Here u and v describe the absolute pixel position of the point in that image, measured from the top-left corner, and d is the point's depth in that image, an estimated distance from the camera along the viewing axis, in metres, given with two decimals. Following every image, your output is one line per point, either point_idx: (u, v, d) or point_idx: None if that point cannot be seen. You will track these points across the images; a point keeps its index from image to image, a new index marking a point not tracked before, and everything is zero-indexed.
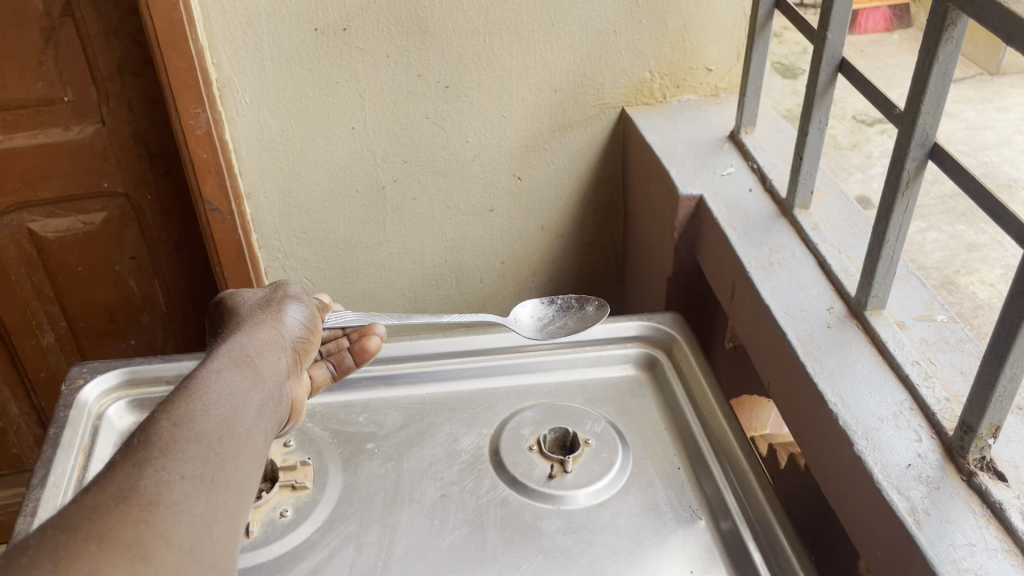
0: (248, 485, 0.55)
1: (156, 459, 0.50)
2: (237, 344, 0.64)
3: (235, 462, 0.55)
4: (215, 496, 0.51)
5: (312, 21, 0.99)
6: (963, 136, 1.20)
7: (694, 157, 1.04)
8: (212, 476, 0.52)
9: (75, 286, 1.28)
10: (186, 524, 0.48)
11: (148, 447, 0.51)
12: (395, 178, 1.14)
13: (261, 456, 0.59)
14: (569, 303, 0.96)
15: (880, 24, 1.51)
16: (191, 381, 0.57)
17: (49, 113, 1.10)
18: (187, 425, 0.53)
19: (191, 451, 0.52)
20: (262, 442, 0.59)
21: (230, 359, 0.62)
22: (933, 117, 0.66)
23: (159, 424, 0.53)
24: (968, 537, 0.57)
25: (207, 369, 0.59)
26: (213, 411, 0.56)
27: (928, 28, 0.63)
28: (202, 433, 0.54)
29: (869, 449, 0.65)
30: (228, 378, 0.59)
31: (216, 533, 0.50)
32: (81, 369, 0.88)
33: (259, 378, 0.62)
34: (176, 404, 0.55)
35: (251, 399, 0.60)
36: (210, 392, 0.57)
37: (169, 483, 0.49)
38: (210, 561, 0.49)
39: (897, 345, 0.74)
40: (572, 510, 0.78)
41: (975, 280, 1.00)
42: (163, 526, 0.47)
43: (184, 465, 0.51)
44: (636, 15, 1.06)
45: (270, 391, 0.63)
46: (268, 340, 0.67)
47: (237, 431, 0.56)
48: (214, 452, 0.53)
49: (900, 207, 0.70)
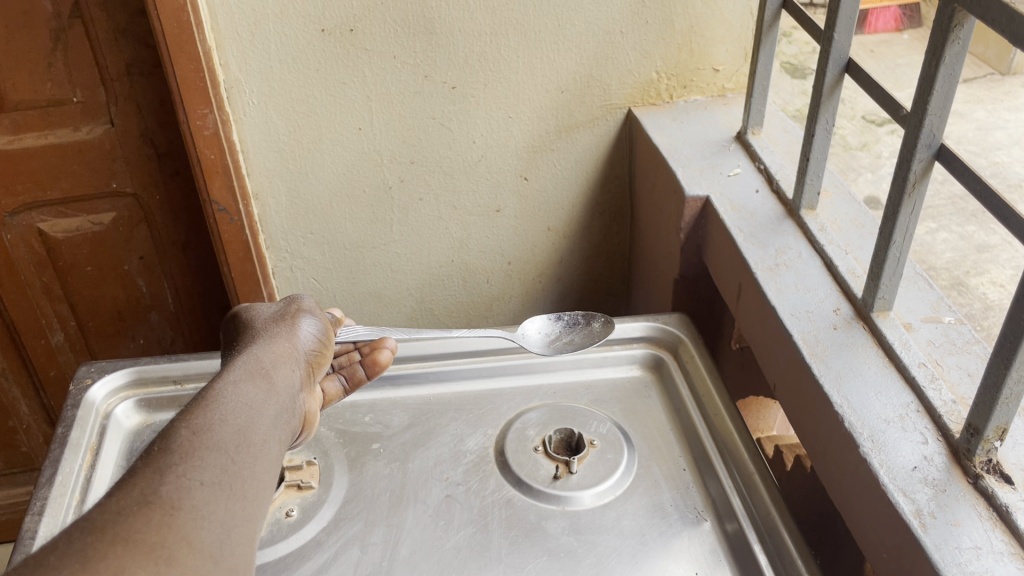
0: (264, 492, 0.55)
1: (176, 466, 0.50)
2: (253, 355, 0.64)
3: (252, 470, 0.55)
4: (233, 502, 0.52)
5: (318, 22, 0.99)
6: (974, 136, 1.19)
7: (701, 158, 1.04)
8: (230, 482, 0.52)
9: (84, 286, 1.29)
10: (206, 528, 0.48)
11: (169, 454, 0.51)
12: (402, 179, 1.14)
13: (277, 465, 0.59)
14: (575, 319, 0.93)
15: (890, 24, 1.50)
16: (208, 392, 0.58)
17: (57, 114, 1.11)
18: (206, 434, 0.54)
19: (210, 459, 0.52)
20: (277, 451, 0.60)
21: (246, 370, 0.62)
22: (940, 119, 0.65)
23: (179, 432, 0.53)
24: (975, 541, 0.57)
25: (224, 380, 0.60)
26: (230, 421, 0.56)
27: (934, 29, 0.63)
28: (220, 441, 0.54)
29: (875, 452, 0.64)
30: (245, 388, 0.60)
31: (236, 536, 0.50)
32: (89, 368, 0.89)
33: (274, 388, 0.63)
34: (194, 413, 0.55)
35: (266, 410, 0.60)
36: (227, 402, 0.57)
37: (189, 488, 0.50)
38: (229, 564, 0.49)
39: (904, 347, 0.73)
40: (576, 512, 0.78)
41: (985, 280, 0.99)
42: (185, 529, 0.47)
43: (203, 471, 0.51)
44: (643, 15, 1.06)
45: (285, 403, 0.63)
46: (283, 353, 0.67)
47: (253, 439, 0.57)
48: (232, 460, 0.54)
49: (907, 208, 0.70)
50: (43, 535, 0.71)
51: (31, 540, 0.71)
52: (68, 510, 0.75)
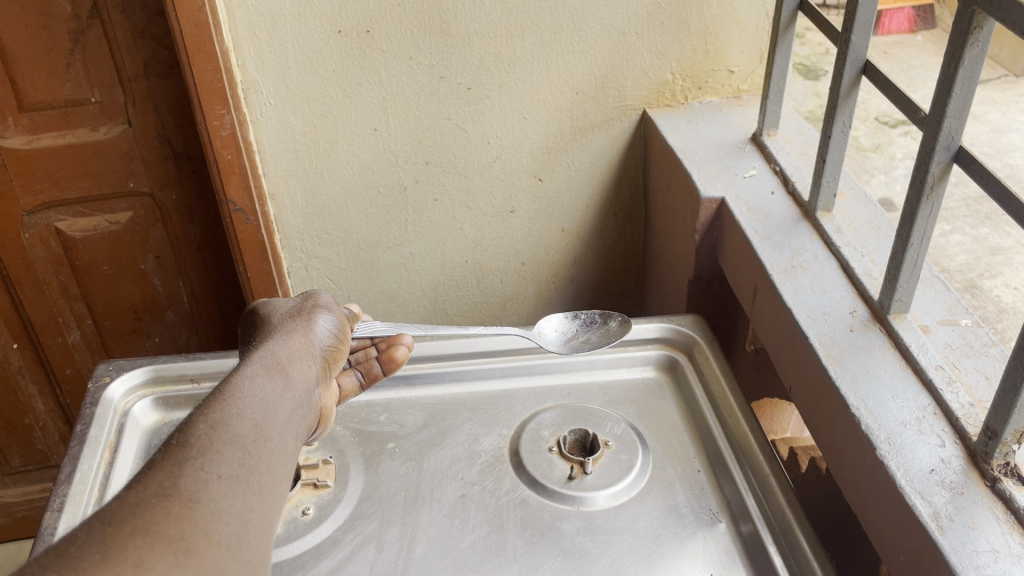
0: (280, 486, 0.56)
1: (194, 459, 0.51)
2: (270, 351, 0.65)
3: (268, 464, 0.55)
4: (250, 495, 0.52)
5: (335, 23, 1.00)
6: (989, 138, 1.18)
7: (716, 160, 1.04)
8: (246, 476, 0.53)
9: (101, 285, 1.30)
10: (224, 521, 0.49)
11: (187, 447, 0.52)
12: (416, 180, 1.15)
13: (293, 459, 0.59)
14: (592, 319, 0.94)
15: (904, 25, 1.50)
16: (225, 387, 0.58)
17: (76, 114, 1.12)
18: (223, 428, 0.54)
19: (228, 453, 0.53)
20: (293, 445, 0.60)
21: (263, 365, 0.62)
22: (959, 121, 0.65)
23: (197, 426, 0.54)
24: (992, 543, 0.57)
25: (240, 375, 0.60)
26: (247, 416, 0.57)
27: (953, 32, 0.63)
28: (237, 435, 0.54)
29: (890, 454, 0.64)
30: (261, 383, 0.60)
31: (253, 530, 0.51)
32: (107, 367, 0.90)
33: (291, 383, 0.63)
34: (211, 407, 0.56)
35: (282, 404, 0.60)
36: (243, 397, 0.58)
37: (207, 481, 0.50)
38: (246, 557, 0.49)
39: (921, 349, 0.73)
40: (591, 512, 0.78)
41: (999, 283, 0.98)
42: (203, 522, 0.48)
43: (220, 465, 0.52)
44: (658, 17, 1.06)
45: (301, 397, 0.63)
46: (299, 348, 0.67)
47: (270, 434, 0.57)
48: (248, 454, 0.54)
49: (924, 210, 0.69)
50: (63, 531, 0.72)
51: (51, 535, 0.72)
52: (87, 506, 0.75)
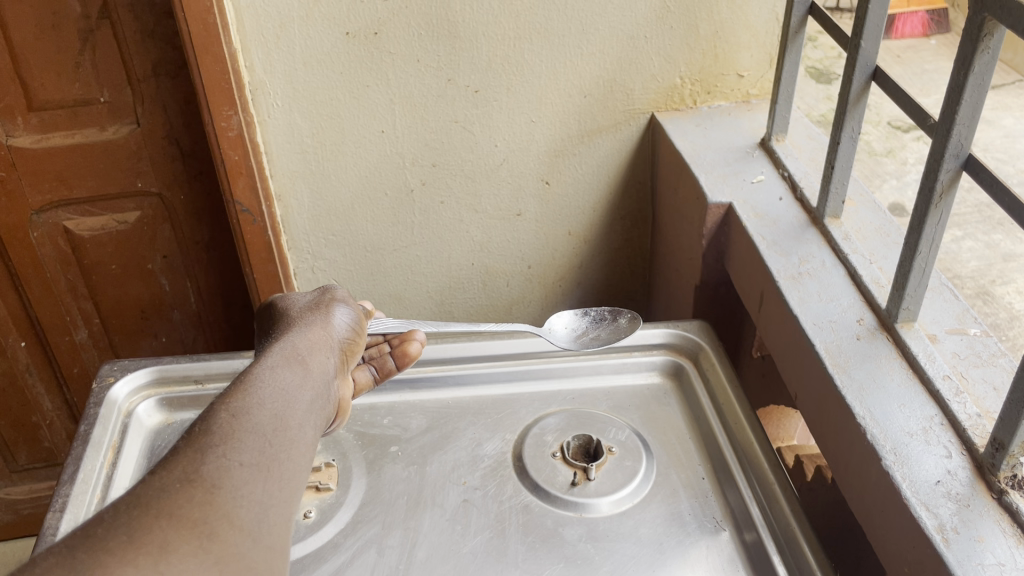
0: (301, 475, 0.55)
1: (216, 446, 0.51)
2: (289, 342, 0.65)
3: (288, 454, 0.55)
4: (271, 484, 0.52)
5: (343, 25, 1.00)
6: (1001, 143, 1.17)
7: (724, 164, 1.03)
8: (268, 465, 0.52)
9: (109, 284, 1.31)
10: (245, 507, 0.49)
11: (209, 435, 0.52)
12: (423, 182, 1.15)
13: (313, 449, 0.59)
14: (602, 315, 0.95)
15: (917, 29, 1.49)
16: (247, 377, 0.58)
17: (85, 113, 1.12)
18: (244, 416, 0.54)
19: (249, 441, 0.53)
20: (313, 435, 0.60)
21: (283, 356, 0.62)
22: (968, 129, 0.64)
23: (218, 414, 0.54)
24: (998, 557, 0.56)
25: (260, 365, 0.60)
26: (267, 405, 0.56)
27: (964, 39, 0.62)
28: (258, 424, 0.54)
29: (898, 464, 0.64)
30: (281, 374, 0.60)
31: (273, 517, 0.51)
32: (112, 367, 0.90)
33: (310, 374, 0.63)
34: (233, 395, 0.56)
35: (302, 394, 0.60)
36: (264, 387, 0.58)
37: (228, 468, 0.50)
38: (267, 543, 0.49)
39: (929, 358, 0.72)
40: (594, 518, 0.77)
41: (1011, 290, 0.97)
42: (225, 508, 0.48)
43: (241, 452, 0.51)
44: (669, 21, 1.06)
45: (320, 388, 0.63)
46: (318, 340, 0.67)
47: (290, 424, 0.57)
48: (269, 443, 0.54)
49: (934, 217, 0.69)
50: (66, 531, 0.72)
51: (54, 535, 0.72)
52: (89, 507, 0.76)
